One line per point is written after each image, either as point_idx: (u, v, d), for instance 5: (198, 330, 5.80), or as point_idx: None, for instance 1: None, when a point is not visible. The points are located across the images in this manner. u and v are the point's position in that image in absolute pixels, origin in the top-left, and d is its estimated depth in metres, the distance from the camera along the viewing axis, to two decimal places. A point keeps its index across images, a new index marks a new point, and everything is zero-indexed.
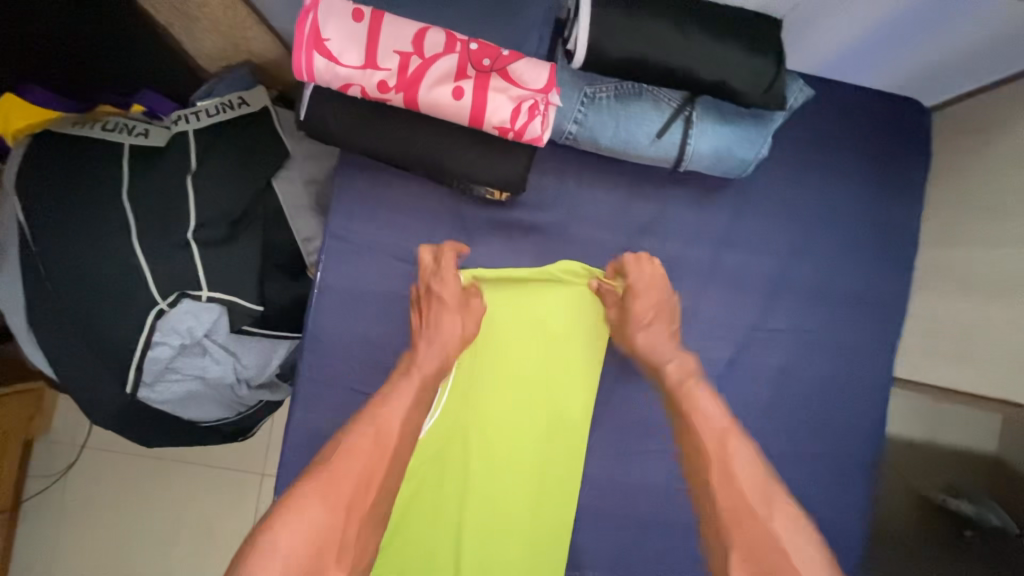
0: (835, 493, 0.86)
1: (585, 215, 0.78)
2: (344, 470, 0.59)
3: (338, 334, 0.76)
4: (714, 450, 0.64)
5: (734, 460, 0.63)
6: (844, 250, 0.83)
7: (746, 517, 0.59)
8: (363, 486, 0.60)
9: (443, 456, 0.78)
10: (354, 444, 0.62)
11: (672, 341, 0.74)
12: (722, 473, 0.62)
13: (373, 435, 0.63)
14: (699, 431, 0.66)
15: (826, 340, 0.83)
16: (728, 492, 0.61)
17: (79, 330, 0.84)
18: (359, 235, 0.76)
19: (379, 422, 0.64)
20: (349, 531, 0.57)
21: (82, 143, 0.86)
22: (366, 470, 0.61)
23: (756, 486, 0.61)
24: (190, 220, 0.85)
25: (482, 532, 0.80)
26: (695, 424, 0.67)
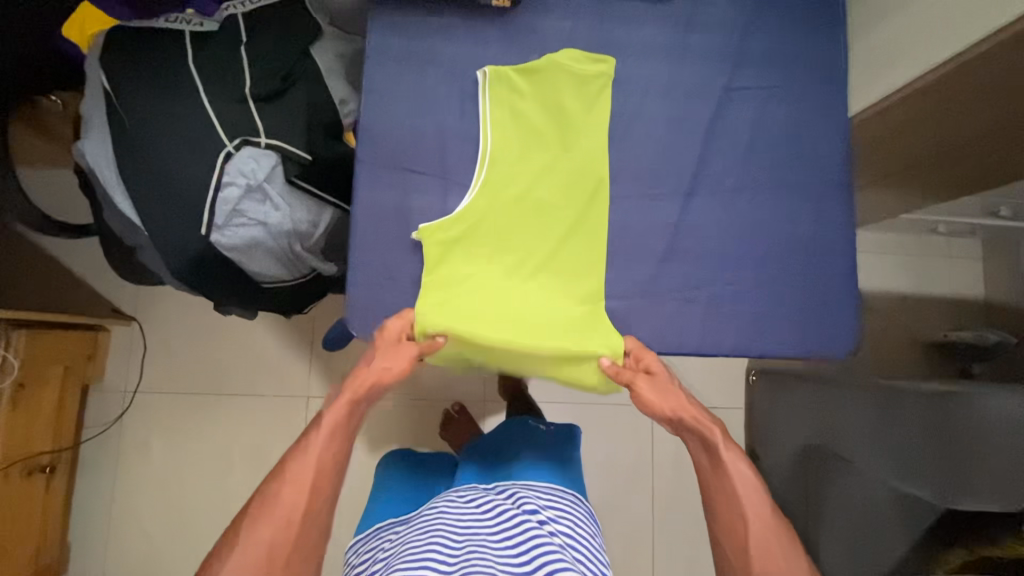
0: (833, 215, 0.94)
1: (575, 13, 0.94)
2: (281, 509, 0.72)
3: (386, 131, 0.90)
4: (717, 462, 0.80)
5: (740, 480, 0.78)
6: (804, 18, 0.97)
7: (773, 570, 0.73)
8: (289, 518, 0.72)
9: (485, 230, 0.89)
10: (284, 483, 0.73)
11: (663, 361, 0.85)
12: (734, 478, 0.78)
13: (297, 475, 0.74)
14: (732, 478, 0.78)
15: (798, 94, 0.96)
16: (727, 503, 0.77)
17: (161, 178, 0.98)
18: (393, 49, 0.91)
19: (299, 470, 0.74)
20: (275, 570, 0.69)
21: (151, 31, 1.02)
22: (291, 511, 0.72)
23: (756, 501, 0.77)
24: (248, 80, 1.01)
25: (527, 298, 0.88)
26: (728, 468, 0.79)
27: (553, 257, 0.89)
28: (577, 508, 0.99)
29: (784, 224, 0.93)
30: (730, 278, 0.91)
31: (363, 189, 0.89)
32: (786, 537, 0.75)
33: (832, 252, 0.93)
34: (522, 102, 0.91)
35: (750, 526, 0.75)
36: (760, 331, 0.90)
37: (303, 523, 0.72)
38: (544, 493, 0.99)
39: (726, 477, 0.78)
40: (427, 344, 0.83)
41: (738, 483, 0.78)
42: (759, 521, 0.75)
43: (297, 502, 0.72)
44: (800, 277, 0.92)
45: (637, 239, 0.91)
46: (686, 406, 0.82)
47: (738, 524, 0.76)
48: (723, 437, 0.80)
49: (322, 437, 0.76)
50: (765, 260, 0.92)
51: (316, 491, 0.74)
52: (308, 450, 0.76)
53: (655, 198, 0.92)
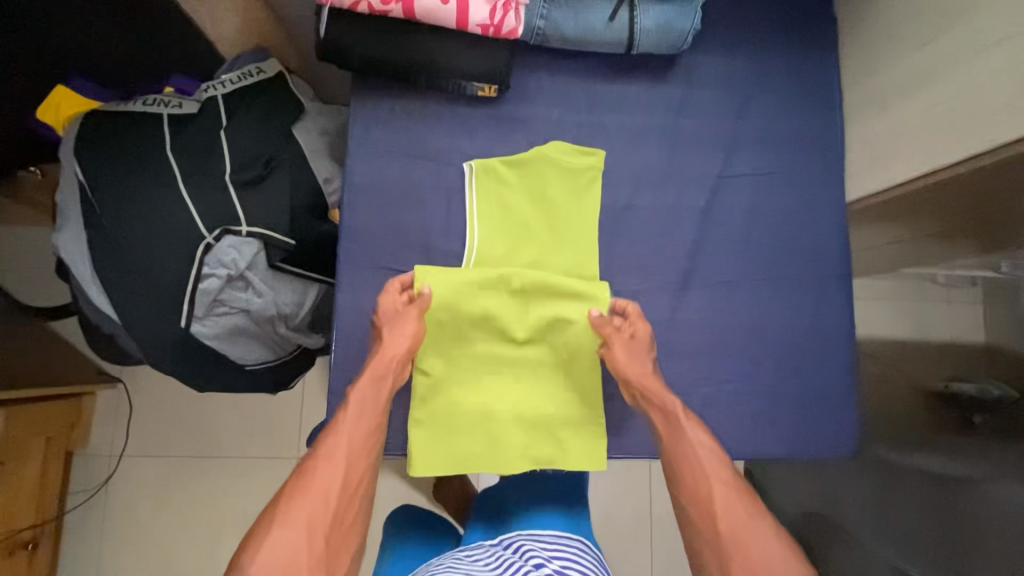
0: (827, 305, 0.92)
1: (563, 101, 0.91)
2: (314, 488, 0.69)
3: (370, 227, 0.87)
4: (674, 424, 0.79)
5: (699, 442, 0.77)
6: (797, 102, 0.95)
7: (745, 544, 0.69)
8: (323, 497, 0.69)
9: (469, 335, 0.84)
10: (313, 463, 0.71)
11: (643, 319, 0.83)
12: (693, 447, 0.76)
13: (326, 456, 0.72)
14: (695, 453, 0.76)
15: (792, 180, 0.94)
16: (692, 464, 0.76)
17: (139, 271, 0.95)
18: (376, 141, 0.89)
19: (330, 445, 0.73)
20: (315, 543, 0.66)
21: (127, 116, 0.99)
22: (326, 487, 0.70)
23: (713, 463, 0.75)
24: (228, 166, 0.98)
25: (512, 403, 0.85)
26: (689, 436, 0.77)
27: (543, 360, 0.86)
28: (585, 555, 0.94)
29: (779, 315, 0.91)
30: (725, 373, 0.89)
31: (346, 288, 0.86)
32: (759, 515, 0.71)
33: (829, 344, 0.91)
34: (510, 195, 0.88)
35: (714, 489, 0.73)
36: (756, 428, 0.88)
37: (339, 496, 0.70)
38: (550, 542, 0.95)
39: (683, 438, 0.77)
40: (421, 299, 0.80)
41: (702, 453, 0.76)
42: (722, 487, 0.73)
43: (331, 476, 0.70)
44: (797, 372, 0.90)
45: None
46: (652, 381, 0.81)
47: (703, 493, 0.73)
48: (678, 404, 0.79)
49: (349, 412, 0.75)
50: (760, 353, 0.90)
51: (352, 469, 0.72)
52: (337, 429, 0.75)
53: (648, 291, 0.89)
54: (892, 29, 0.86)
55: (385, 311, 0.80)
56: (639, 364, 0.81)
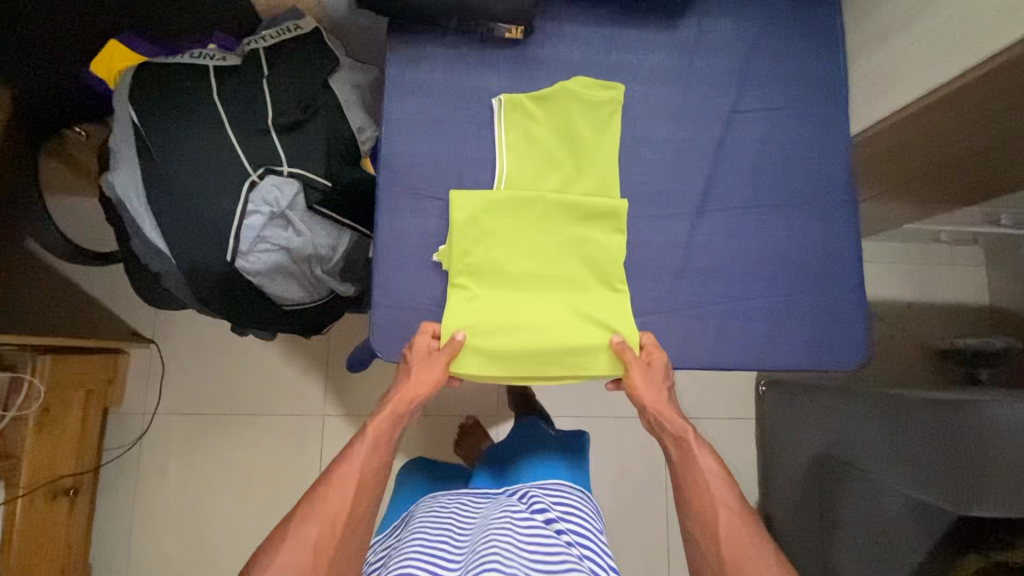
0: (835, 231, 0.98)
1: (583, 43, 0.98)
2: (327, 508, 0.80)
3: (405, 159, 0.94)
4: (686, 451, 0.91)
5: (707, 466, 0.89)
6: (802, 43, 1.01)
7: (745, 563, 0.81)
8: (329, 521, 0.79)
9: (499, 255, 0.91)
10: (325, 488, 0.82)
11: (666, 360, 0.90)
12: (701, 471, 0.88)
13: (337, 482, 0.82)
14: (705, 474, 0.88)
15: (797, 115, 1.00)
16: (701, 489, 0.87)
17: (188, 207, 1.01)
18: (411, 81, 0.96)
19: (340, 474, 0.83)
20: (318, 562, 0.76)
21: (176, 66, 1.06)
22: (334, 510, 0.80)
23: (722, 486, 0.87)
24: (270, 112, 1.06)
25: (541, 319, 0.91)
26: (700, 461, 0.89)
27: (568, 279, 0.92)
28: (585, 504, 1.01)
29: (788, 242, 0.97)
30: (739, 294, 0.94)
31: (385, 215, 0.92)
32: (753, 537, 0.83)
33: (837, 268, 0.97)
34: (535, 128, 0.94)
35: (719, 515, 0.85)
36: (769, 345, 0.94)
37: (345, 521, 0.79)
38: (552, 492, 1.00)
39: (694, 461, 0.89)
40: (449, 346, 0.87)
41: (709, 477, 0.88)
42: (727, 513, 0.85)
43: (341, 503, 0.80)
44: (807, 293, 0.96)
45: (650, 258, 0.94)
46: (664, 406, 0.91)
47: (710, 518, 0.85)
48: (690, 431, 0.91)
49: (362, 443, 0.86)
50: (771, 275, 0.96)
51: (361, 493, 0.82)
52: (349, 457, 0.85)
53: (666, 217, 0.95)
54: None
55: (415, 354, 0.87)
56: (657, 392, 0.90)
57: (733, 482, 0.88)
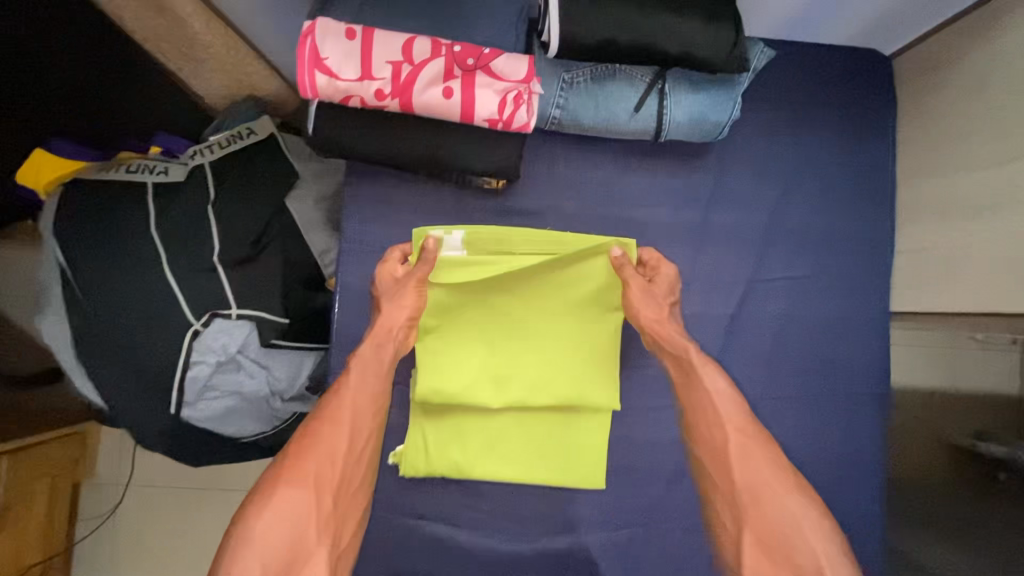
0: (857, 425, 0.85)
1: (577, 193, 0.83)
2: (325, 443, 0.65)
3: (364, 331, 0.82)
4: (689, 372, 0.72)
5: (713, 392, 0.69)
6: (840, 194, 0.84)
7: (765, 495, 0.62)
8: (328, 460, 0.64)
9: (466, 454, 0.80)
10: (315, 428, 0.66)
11: (665, 267, 0.77)
12: (707, 400, 0.69)
13: (329, 419, 0.66)
14: (715, 406, 0.69)
15: (827, 283, 0.84)
16: (716, 420, 0.68)
17: (126, 358, 0.90)
18: (373, 236, 0.82)
19: (332, 410, 0.67)
20: (324, 505, 0.62)
21: (107, 187, 0.92)
22: (332, 446, 0.65)
23: (733, 414, 0.68)
24: (216, 244, 0.92)
25: (509, 524, 0.81)
26: (708, 391, 0.70)
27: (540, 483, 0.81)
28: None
29: (803, 435, 0.84)
30: None
31: None
32: (789, 480, 0.63)
33: (854, 467, 0.86)
34: (509, 301, 0.81)
35: (733, 443, 0.66)
36: None
37: (346, 457, 0.66)
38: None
39: (696, 388, 0.70)
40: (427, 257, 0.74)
41: (721, 404, 0.68)
42: (740, 437, 0.66)
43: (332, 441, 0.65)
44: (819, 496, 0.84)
45: (641, 454, 0.83)
46: (667, 325, 0.75)
47: (719, 445, 0.67)
48: (693, 351, 0.71)
49: (351, 377, 0.70)
50: None
51: (357, 430, 0.68)
52: (337, 391, 0.69)
53: (662, 407, 0.83)
54: (960, 126, 0.75)
55: (385, 279, 0.75)
56: (651, 302, 0.75)
57: (745, 407, 0.68)
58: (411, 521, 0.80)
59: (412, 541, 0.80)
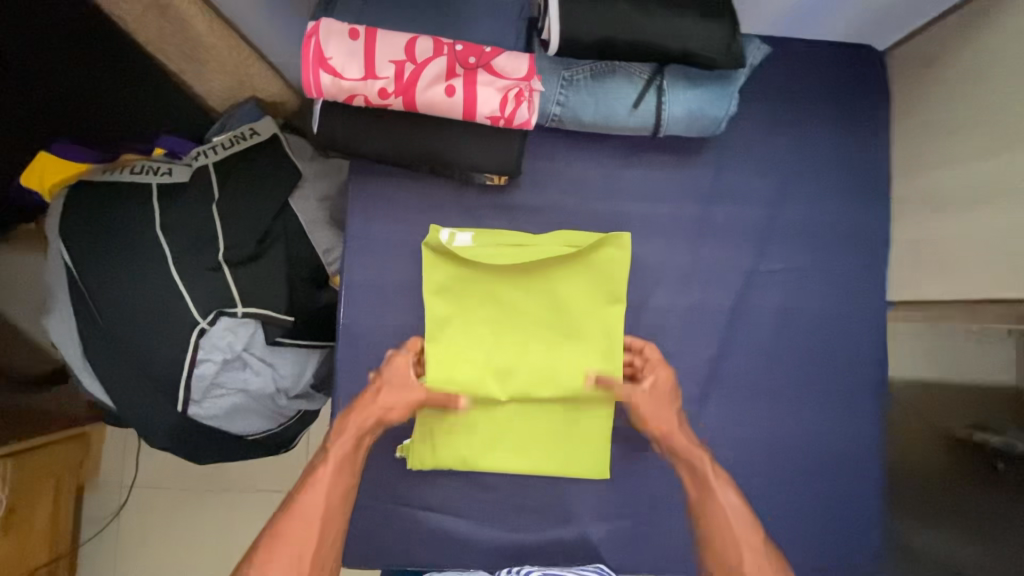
0: (856, 415, 0.87)
1: (577, 188, 0.84)
2: (290, 543, 0.67)
3: (369, 327, 0.83)
4: (702, 485, 0.75)
5: (724, 505, 0.73)
6: (835, 187, 0.86)
7: None
8: (295, 562, 0.66)
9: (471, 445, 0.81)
10: (283, 530, 0.67)
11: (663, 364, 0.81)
12: (718, 514, 0.73)
13: (298, 517, 0.68)
14: (725, 513, 0.72)
15: (822, 274, 0.86)
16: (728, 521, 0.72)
17: (133, 356, 0.91)
18: (376, 233, 0.83)
19: (300, 507, 0.69)
20: None
21: (112, 188, 0.94)
22: (299, 546, 0.67)
23: (742, 522, 0.71)
24: (221, 243, 0.93)
25: (514, 515, 0.83)
26: (718, 512, 0.73)
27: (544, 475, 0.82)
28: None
29: (801, 424, 0.86)
30: (743, 487, 0.84)
31: (345, 391, 0.82)
32: None
33: (853, 457, 0.87)
34: (511, 294, 0.82)
35: (744, 555, 0.69)
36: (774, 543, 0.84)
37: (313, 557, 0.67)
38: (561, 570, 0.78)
39: (714, 502, 0.73)
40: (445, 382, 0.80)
41: (732, 517, 0.72)
42: (750, 550, 0.69)
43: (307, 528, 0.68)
44: (819, 484, 0.86)
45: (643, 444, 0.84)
46: (676, 432, 0.79)
47: (728, 560, 0.70)
48: (710, 466, 0.76)
49: (325, 471, 0.72)
50: (779, 462, 0.85)
51: (329, 521, 0.70)
52: (310, 487, 0.71)
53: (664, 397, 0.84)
54: (953, 119, 0.77)
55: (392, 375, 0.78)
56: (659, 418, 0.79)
57: (756, 521, 0.72)
58: (417, 514, 0.81)
59: (418, 535, 0.81)
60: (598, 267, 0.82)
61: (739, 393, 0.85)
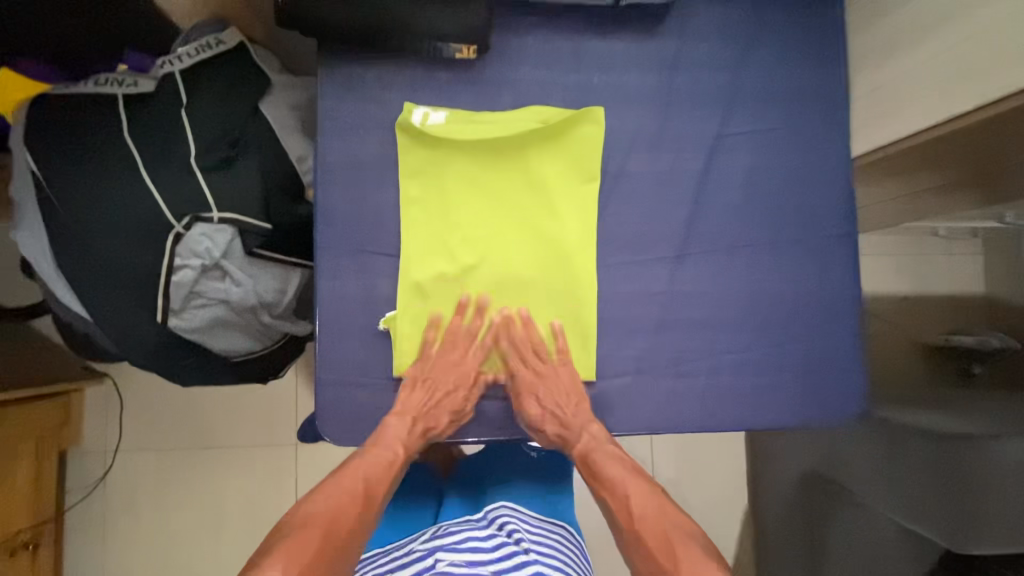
0: (830, 272, 0.89)
1: (546, 60, 0.85)
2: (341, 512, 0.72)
3: (346, 207, 0.81)
4: (594, 469, 0.83)
5: (620, 485, 0.82)
6: (794, 51, 0.88)
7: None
8: (343, 526, 0.71)
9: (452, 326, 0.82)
10: (338, 495, 0.74)
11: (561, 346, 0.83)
12: (619, 497, 0.81)
13: (352, 489, 0.75)
14: (621, 496, 0.81)
15: (788, 136, 0.88)
16: (614, 493, 0.82)
17: (108, 265, 0.90)
18: (348, 113, 0.82)
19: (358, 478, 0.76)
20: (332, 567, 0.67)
21: (78, 98, 0.92)
22: (349, 516, 0.72)
23: (643, 501, 0.80)
24: (192, 147, 0.92)
25: (503, 386, 0.83)
26: (612, 490, 0.82)
27: (524, 374, 0.83)
28: (568, 545, 0.84)
29: (780, 282, 0.87)
30: (728, 346, 0.86)
31: (326, 272, 0.81)
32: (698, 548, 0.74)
33: (833, 313, 0.88)
34: (486, 168, 0.82)
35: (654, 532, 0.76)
36: (761, 397, 0.86)
37: (358, 528, 0.72)
38: (532, 524, 0.83)
39: (608, 482, 0.82)
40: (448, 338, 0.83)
41: (635, 501, 0.80)
42: (661, 529, 0.76)
43: (348, 517, 0.72)
44: (802, 339, 0.87)
45: (629, 309, 0.85)
46: (574, 420, 0.84)
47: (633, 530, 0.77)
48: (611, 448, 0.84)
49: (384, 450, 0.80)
50: (761, 319, 0.87)
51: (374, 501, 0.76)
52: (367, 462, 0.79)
53: (646, 262, 0.85)
54: None
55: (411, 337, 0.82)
56: (553, 412, 0.84)
57: (658, 494, 0.82)
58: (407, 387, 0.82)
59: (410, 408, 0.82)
60: (575, 137, 0.83)
61: (718, 254, 0.86)
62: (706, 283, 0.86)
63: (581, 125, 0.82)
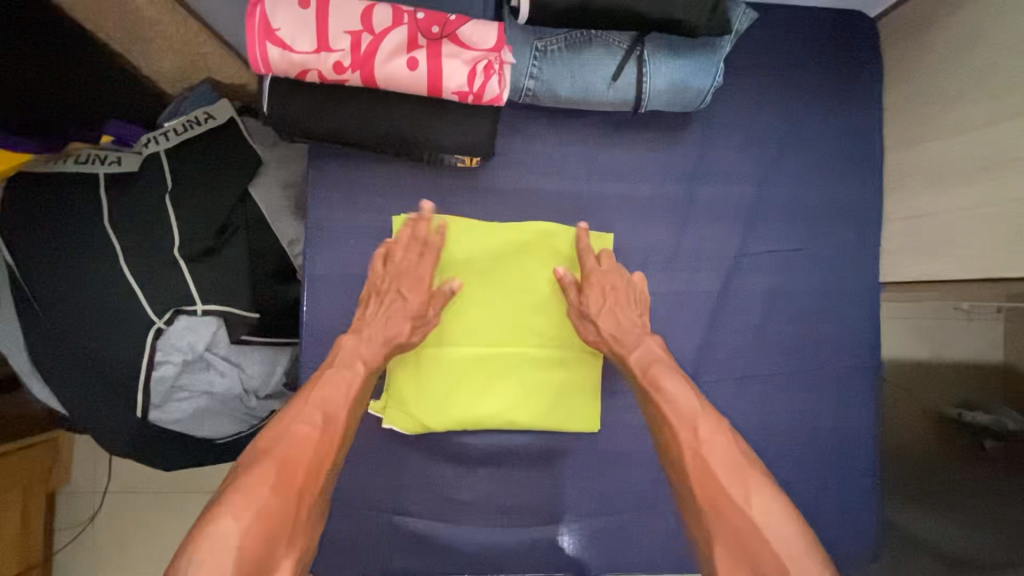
0: (847, 399, 0.84)
1: (555, 169, 0.78)
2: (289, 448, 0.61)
3: (335, 324, 0.77)
4: (652, 381, 0.68)
5: (672, 396, 0.66)
6: (823, 163, 0.82)
7: (723, 503, 0.58)
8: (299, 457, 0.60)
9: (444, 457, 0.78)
10: (294, 428, 0.62)
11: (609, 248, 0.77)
12: (683, 422, 0.64)
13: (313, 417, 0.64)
14: (671, 412, 0.65)
15: (814, 254, 0.82)
16: (676, 412, 0.65)
17: (87, 358, 0.85)
18: (339, 222, 0.76)
19: (315, 404, 0.64)
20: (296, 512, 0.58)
21: (59, 179, 0.87)
22: (300, 452, 0.61)
23: (687, 403, 0.65)
24: (177, 236, 0.87)
25: (497, 517, 0.79)
26: (665, 409, 0.65)
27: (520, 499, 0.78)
28: None
29: (792, 412, 0.83)
30: None
31: None
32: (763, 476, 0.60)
33: (848, 444, 0.84)
34: (487, 289, 0.77)
35: (717, 454, 0.61)
36: None
37: (314, 461, 0.61)
38: None
39: (658, 392, 0.67)
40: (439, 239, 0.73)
41: (694, 417, 0.64)
42: (713, 439, 0.62)
43: (306, 452, 0.61)
44: (812, 469, 0.83)
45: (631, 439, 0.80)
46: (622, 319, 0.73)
47: (693, 436, 0.63)
48: (663, 359, 0.70)
49: (347, 376, 0.67)
50: (770, 448, 0.82)
51: (332, 427, 0.64)
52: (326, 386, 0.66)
53: None
54: (950, 89, 0.72)
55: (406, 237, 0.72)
56: (613, 309, 0.73)
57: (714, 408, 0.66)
58: (392, 518, 0.78)
59: (397, 540, 0.78)
60: (581, 254, 0.78)
61: (728, 381, 0.81)
62: (717, 413, 0.81)
63: (589, 241, 0.78)
